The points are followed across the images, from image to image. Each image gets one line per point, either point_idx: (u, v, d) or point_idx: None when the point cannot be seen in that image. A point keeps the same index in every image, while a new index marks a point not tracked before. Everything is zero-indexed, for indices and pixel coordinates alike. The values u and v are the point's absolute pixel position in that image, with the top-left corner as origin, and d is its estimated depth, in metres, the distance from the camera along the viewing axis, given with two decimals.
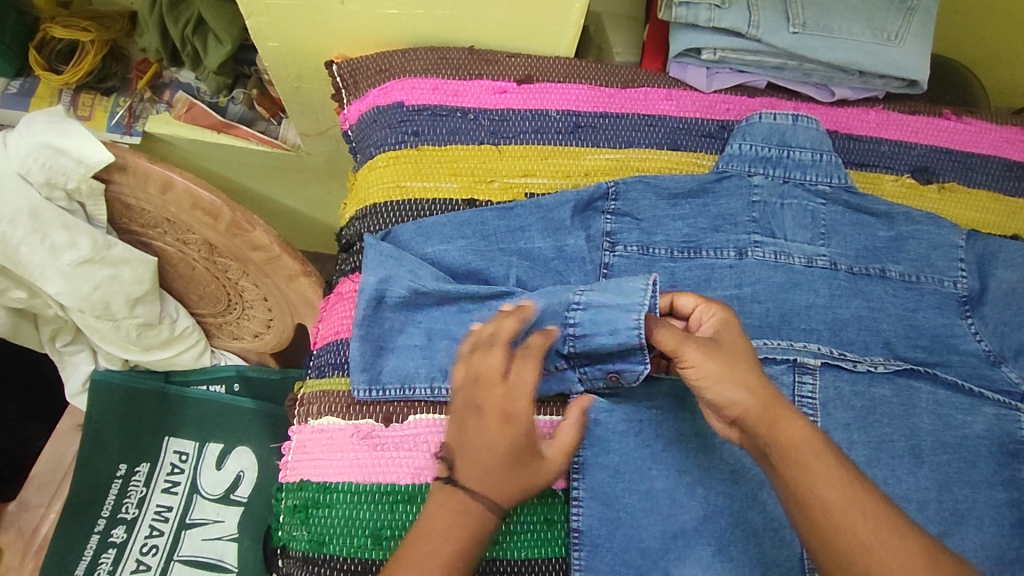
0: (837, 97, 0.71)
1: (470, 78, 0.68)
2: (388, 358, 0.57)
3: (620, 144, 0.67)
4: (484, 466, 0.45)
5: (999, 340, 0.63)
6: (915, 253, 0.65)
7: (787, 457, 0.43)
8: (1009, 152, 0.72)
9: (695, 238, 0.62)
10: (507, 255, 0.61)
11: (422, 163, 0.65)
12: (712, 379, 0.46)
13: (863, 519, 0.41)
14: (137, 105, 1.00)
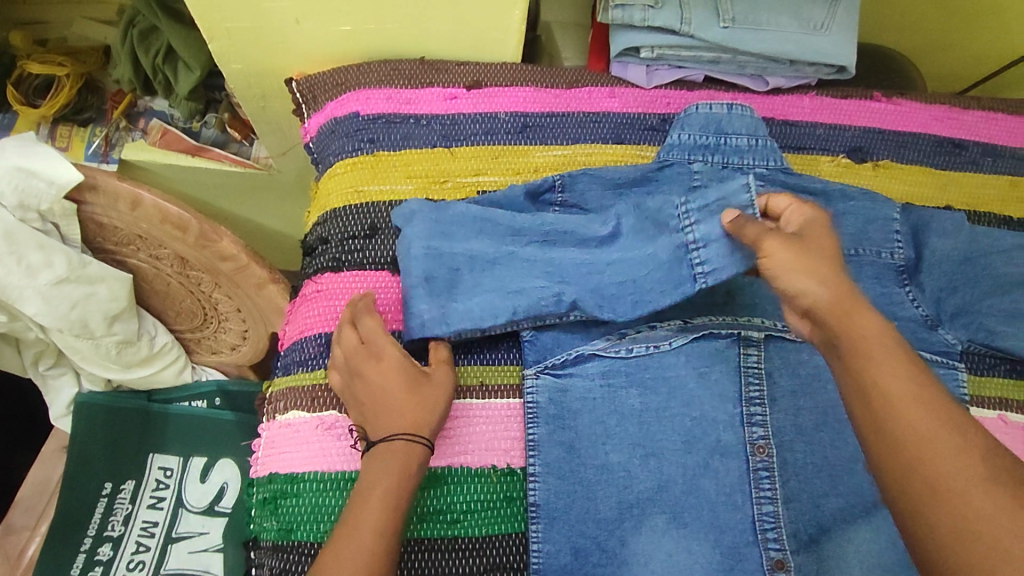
0: (771, 86, 0.74)
1: (422, 86, 0.71)
2: (418, 297, 0.60)
3: (566, 141, 0.70)
4: (381, 411, 0.53)
5: (936, 305, 0.66)
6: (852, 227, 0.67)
7: (854, 351, 0.44)
8: (939, 129, 0.75)
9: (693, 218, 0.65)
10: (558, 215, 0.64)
11: (378, 168, 0.67)
12: (784, 266, 0.48)
13: (917, 411, 0.41)
14: (113, 134, 1.03)
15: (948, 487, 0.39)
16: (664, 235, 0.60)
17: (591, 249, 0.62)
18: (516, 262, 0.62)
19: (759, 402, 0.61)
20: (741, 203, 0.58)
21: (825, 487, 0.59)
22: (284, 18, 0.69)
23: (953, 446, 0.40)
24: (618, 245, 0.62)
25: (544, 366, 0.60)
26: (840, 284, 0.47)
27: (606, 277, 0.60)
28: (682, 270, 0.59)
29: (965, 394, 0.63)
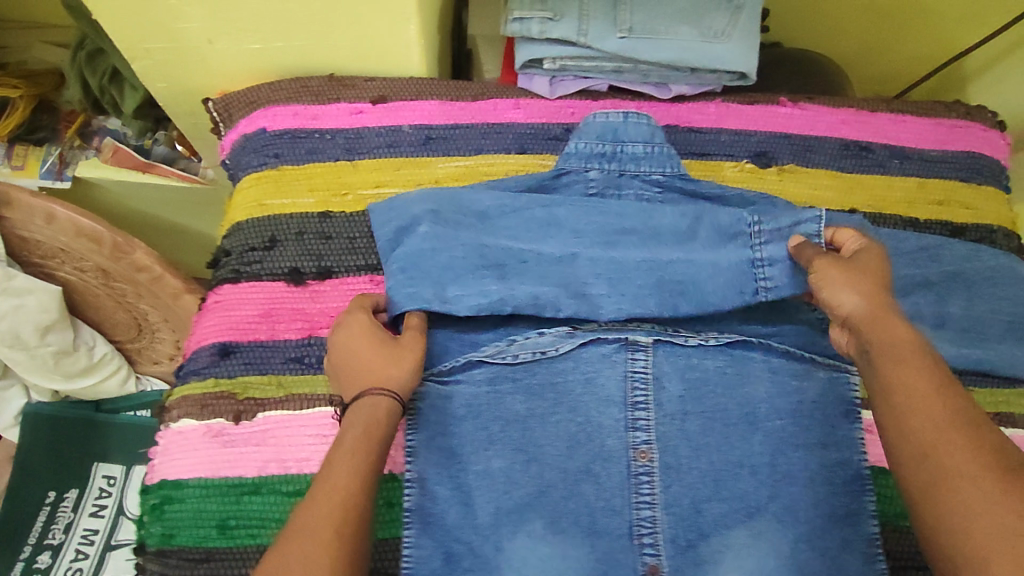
0: (675, 93, 0.75)
1: (329, 102, 0.73)
2: (462, 273, 0.63)
3: (469, 152, 0.72)
4: (356, 371, 0.56)
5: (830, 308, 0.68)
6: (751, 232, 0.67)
7: (882, 353, 0.52)
8: (845, 132, 0.76)
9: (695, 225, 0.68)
10: (627, 218, 0.68)
11: (282, 182, 0.69)
12: (835, 281, 0.57)
13: (924, 403, 0.48)
14: (68, 153, 1.07)
15: (942, 472, 0.45)
16: (732, 245, 0.67)
17: (652, 251, 0.66)
18: (581, 262, 0.66)
19: (643, 408, 0.61)
20: (808, 231, 0.66)
21: (708, 491, 0.59)
22: (195, 37, 0.71)
23: (961, 437, 0.46)
24: (681, 245, 0.67)
25: (430, 372, 0.62)
26: (878, 299, 0.55)
27: (666, 272, 0.65)
28: (747, 281, 0.65)
29: (856, 397, 0.63)
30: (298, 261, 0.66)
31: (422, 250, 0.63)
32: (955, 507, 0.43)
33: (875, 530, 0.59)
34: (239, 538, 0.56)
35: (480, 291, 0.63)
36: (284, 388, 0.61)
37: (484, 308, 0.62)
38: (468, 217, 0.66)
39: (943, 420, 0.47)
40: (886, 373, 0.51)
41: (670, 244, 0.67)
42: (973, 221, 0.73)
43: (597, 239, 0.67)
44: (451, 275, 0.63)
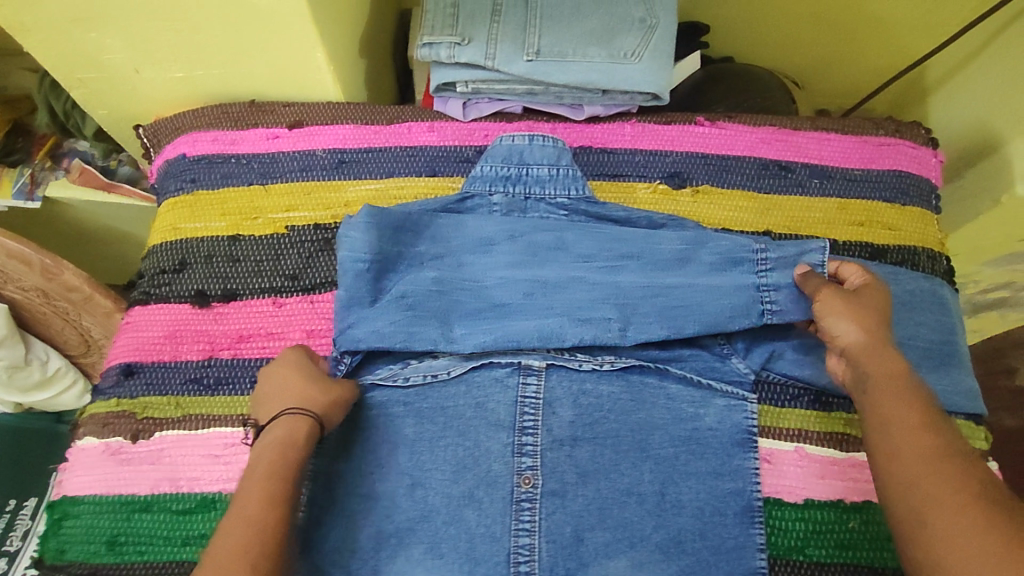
0: (588, 114, 0.75)
1: (248, 127, 0.75)
2: (455, 305, 0.65)
3: (380, 175, 0.73)
4: (283, 396, 0.58)
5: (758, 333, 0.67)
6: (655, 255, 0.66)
7: (874, 385, 0.53)
8: (766, 152, 0.74)
9: (687, 251, 0.66)
10: (631, 243, 0.67)
11: (196, 207, 0.71)
12: (833, 312, 0.57)
13: (913, 437, 0.50)
14: (39, 173, 1.08)
15: (930, 506, 0.46)
16: (737, 270, 0.65)
17: (653, 276, 0.66)
18: (584, 286, 0.65)
19: (532, 433, 0.62)
20: (812, 262, 0.64)
21: (592, 520, 0.59)
22: (123, 68, 0.74)
23: (946, 470, 0.47)
24: (683, 269, 0.66)
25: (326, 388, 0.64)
26: (875, 334, 0.56)
27: (672, 299, 0.64)
28: (753, 305, 0.63)
29: (754, 426, 0.62)
30: (205, 284, 0.68)
31: (427, 293, 0.65)
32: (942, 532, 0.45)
33: (761, 563, 0.58)
34: (127, 554, 0.58)
35: (485, 329, 0.64)
36: (182, 408, 0.63)
37: (493, 343, 0.63)
38: (474, 249, 0.67)
39: (929, 454, 0.48)
40: (880, 406, 0.52)
41: (672, 268, 0.66)
42: (895, 243, 0.71)
43: (597, 264, 0.66)
44: (455, 313, 0.65)
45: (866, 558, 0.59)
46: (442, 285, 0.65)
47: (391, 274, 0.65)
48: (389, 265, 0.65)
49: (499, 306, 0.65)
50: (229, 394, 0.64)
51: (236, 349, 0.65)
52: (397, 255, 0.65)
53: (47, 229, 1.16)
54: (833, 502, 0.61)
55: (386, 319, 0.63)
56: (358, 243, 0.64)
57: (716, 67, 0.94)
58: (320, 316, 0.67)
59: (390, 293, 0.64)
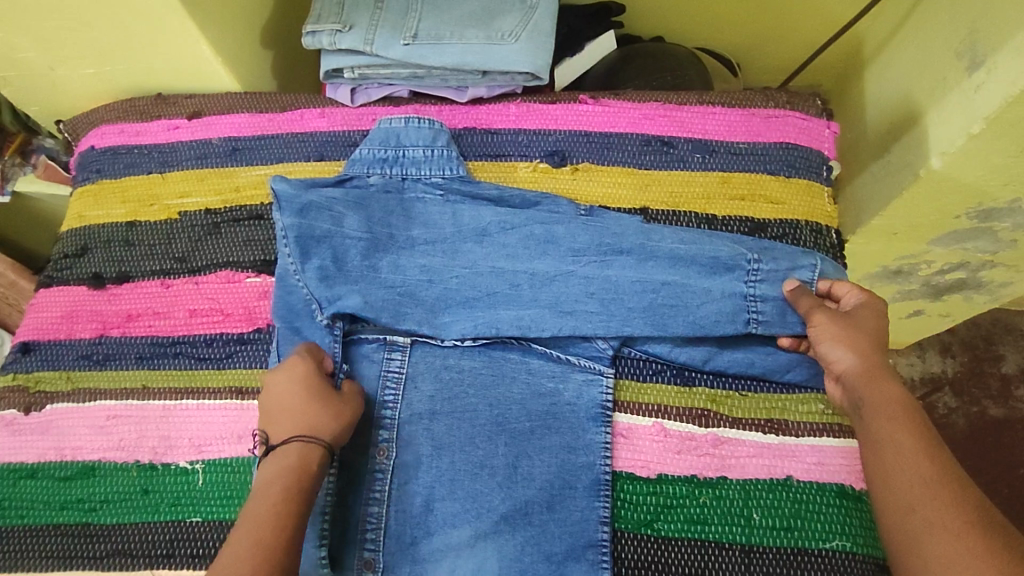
0: (469, 96, 0.76)
1: (151, 119, 0.79)
2: (442, 300, 0.64)
3: (270, 161, 0.75)
4: (295, 418, 0.56)
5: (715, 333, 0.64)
6: (526, 232, 0.66)
7: (871, 412, 0.53)
8: (648, 128, 0.74)
9: (684, 255, 0.63)
10: (625, 238, 0.64)
11: (100, 195, 0.76)
12: (828, 335, 0.57)
13: (912, 462, 0.50)
14: (9, 169, 1.12)
15: (926, 532, 0.47)
16: (730, 276, 0.62)
17: (643, 269, 0.63)
18: (574, 281, 0.63)
19: (391, 407, 0.62)
20: (802, 278, 0.63)
21: (442, 490, 0.59)
22: (38, 65, 0.78)
23: (946, 494, 0.48)
24: (679, 269, 0.63)
25: (218, 361, 0.66)
26: (870, 355, 0.56)
27: (661, 295, 0.62)
28: (739, 314, 0.61)
29: (609, 400, 0.62)
30: (102, 267, 0.72)
31: (416, 281, 0.65)
32: (939, 559, 0.45)
33: (603, 536, 0.58)
34: (10, 517, 0.61)
35: (470, 316, 0.64)
36: (72, 382, 0.66)
37: (474, 331, 0.63)
38: (468, 237, 0.66)
39: (927, 479, 0.49)
40: (875, 430, 0.53)
41: (666, 264, 0.63)
42: (776, 216, 0.69)
43: (591, 258, 0.64)
44: (452, 304, 0.64)
45: (714, 534, 0.58)
46: (431, 273, 0.65)
47: (384, 255, 0.65)
48: (380, 245, 0.66)
49: (493, 299, 0.64)
50: (116, 368, 0.67)
51: (125, 328, 0.68)
52: (387, 236, 0.66)
53: (19, 221, 1.23)
54: (687, 477, 0.60)
55: (366, 304, 0.63)
56: (346, 220, 0.65)
57: (628, 48, 0.92)
58: (237, 301, 0.68)
59: (381, 273, 0.65)
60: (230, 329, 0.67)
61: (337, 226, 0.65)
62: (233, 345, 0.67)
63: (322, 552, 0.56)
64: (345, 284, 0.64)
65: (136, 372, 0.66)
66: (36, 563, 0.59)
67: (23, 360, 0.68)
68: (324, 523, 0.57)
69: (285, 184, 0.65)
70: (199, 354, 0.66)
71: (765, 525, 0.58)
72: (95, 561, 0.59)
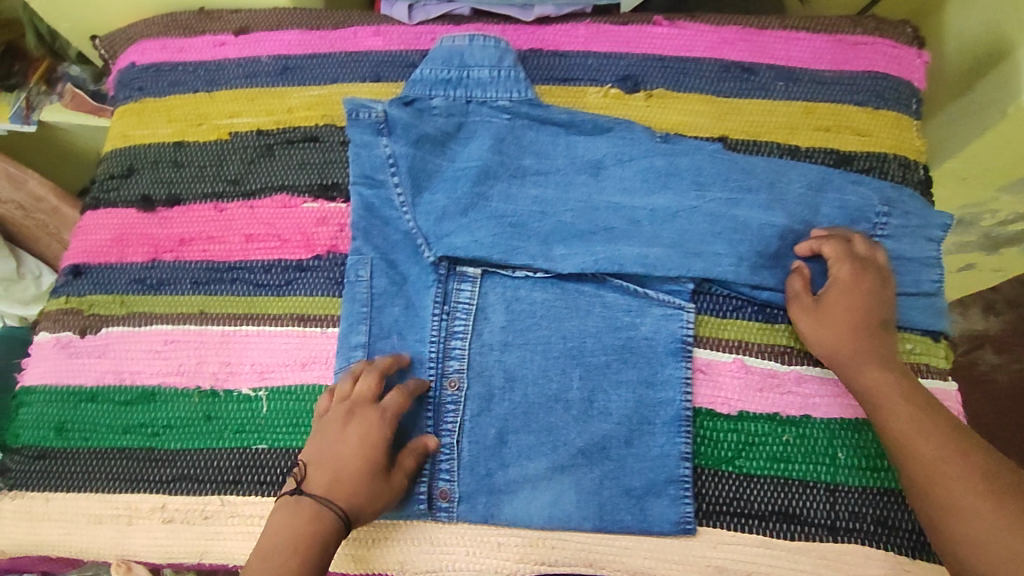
0: (536, 15, 0.71)
1: (196, 35, 0.74)
2: (542, 234, 0.62)
3: (324, 82, 0.71)
4: (338, 476, 0.53)
5: None
6: (616, 175, 0.64)
7: (872, 398, 0.54)
8: (728, 53, 0.69)
9: (814, 197, 0.61)
10: (754, 175, 0.62)
11: (144, 114, 0.71)
12: (819, 313, 0.57)
13: (918, 445, 0.51)
14: (35, 98, 1.08)
15: (949, 511, 0.49)
16: (858, 227, 0.61)
17: (773, 212, 0.61)
18: (697, 217, 0.61)
19: (460, 337, 0.60)
20: (932, 237, 0.61)
21: (516, 424, 0.57)
22: None
23: (956, 473, 0.50)
24: (808, 215, 0.61)
25: (279, 288, 0.64)
26: (858, 335, 0.56)
27: (788, 242, 0.61)
28: None
29: (689, 335, 0.59)
30: (151, 190, 0.68)
31: (528, 211, 0.63)
32: (971, 534, 0.48)
33: (685, 471, 0.56)
34: (72, 440, 0.60)
35: (588, 251, 0.61)
36: (127, 306, 0.64)
37: (595, 266, 0.60)
38: (581, 171, 0.64)
39: (935, 459, 0.51)
40: (880, 417, 0.54)
41: (759, 206, 0.61)
42: (863, 149, 0.65)
43: (717, 194, 0.62)
44: (556, 235, 0.62)
45: (798, 472, 0.56)
46: (544, 205, 0.63)
47: (493, 184, 0.64)
48: (491, 175, 0.64)
49: (603, 230, 0.62)
50: (170, 293, 0.64)
51: (178, 252, 0.65)
52: (499, 166, 0.64)
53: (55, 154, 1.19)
54: (768, 415, 0.58)
55: (486, 238, 0.61)
56: (464, 153, 0.65)
57: None
58: (293, 226, 0.65)
59: (491, 203, 0.63)
60: (288, 255, 0.65)
61: (451, 160, 0.64)
62: (294, 273, 0.64)
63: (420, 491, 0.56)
64: (454, 219, 0.62)
65: (193, 296, 0.64)
66: (103, 486, 0.58)
67: (72, 282, 0.65)
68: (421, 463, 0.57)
69: (401, 111, 0.63)
70: (257, 282, 0.64)
71: (850, 465, 0.56)
72: (162, 485, 0.58)
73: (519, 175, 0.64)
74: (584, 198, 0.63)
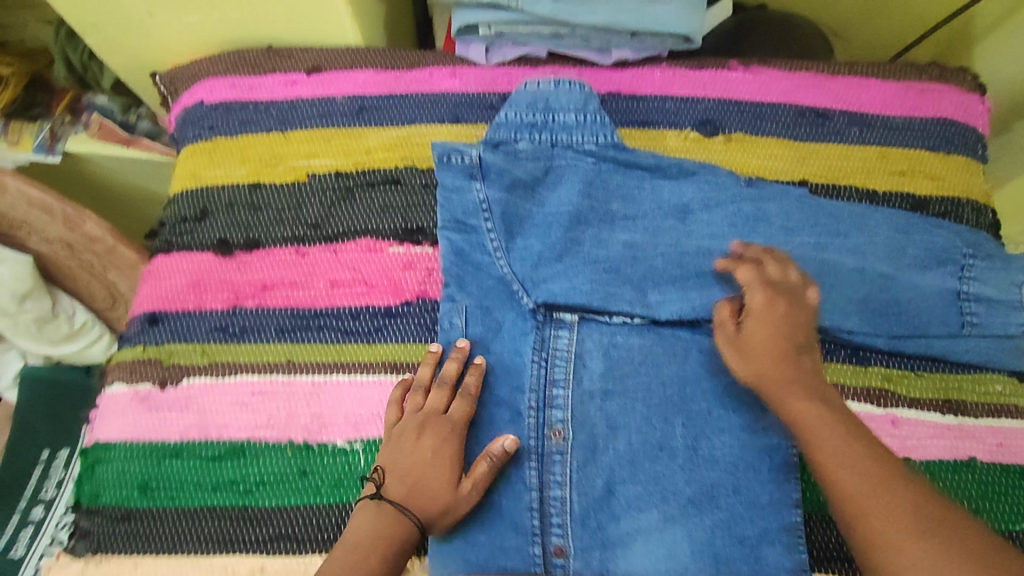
0: (615, 59, 0.72)
1: (266, 73, 0.72)
2: (636, 280, 0.62)
3: (402, 123, 0.70)
4: (415, 485, 0.54)
5: (929, 319, 0.61)
6: (705, 220, 0.64)
7: (804, 431, 0.52)
8: (802, 98, 0.71)
9: (898, 244, 0.63)
10: (840, 220, 0.64)
11: (216, 154, 0.70)
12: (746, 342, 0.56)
13: (852, 479, 0.50)
14: (58, 128, 1.04)
15: (889, 548, 0.47)
16: (942, 270, 0.63)
17: (862, 257, 0.62)
18: (789, 262, 0.62)
19: (562, 386, 0.59)
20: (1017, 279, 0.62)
21: (623, 473, 0.57)
22: (135, 10, 0.71)
23: (887, 509, 0.48)
24: (894, 260, 0.63)
25: (370, 335, 0.62)
26: (784, 363, 0.55)
27: (877, 287, 0.62)
28: (953, 313, 0.62)
29: None
30: (227, 232, 0.66)
31: (620, 256, 0.63)
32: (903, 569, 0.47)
33: (796, 519, 0.56)
34: (158, 499, 0.57)
35: (684, 297, 0.61)
36: (208, 356, 0.62)
37: (693, 313, 0.61)
38: (669, 215, 0.65)
39: (863, 497, 0.49)
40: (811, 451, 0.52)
41: (848, 253, 0.63)
42: (938, 193, 0.68)
43: (807, 239, 0.63)
44: (650, 279, 0.62)
45: None
46: (636, 250, 0.63)
47: (586, 228, 0.64)
48: (582, 219, 0.64)
49: (696, 275, 0.62)
50: (254, 342, 0.62)
51: (261, 299, 0.64)
52: (589, 210, 0.64)
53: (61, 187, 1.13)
54: None
55: (583, 284, 0.61)
56: (554, 198, 0.65)
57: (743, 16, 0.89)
58: (380, 271, 0.64)
59: (584, 248, 0.63)
60: (376, 301, 0.63)
61: (541, 204, 0.64)
62: (386, 320, 0.63)
63: (535, 549, 0.56)
64: (551, 265, 0.62)
65: (278, 346, 0.62)
66: (195, 548, 0.56)
67: (149, 332, 0.63)
68: (532, 517, 0.56)
69: (494, 155, 0.64)
70: (345, 329, 0.62)
71: None
72: (257, 545, 0.56)
73: (609, 221, 0.64)
74: (675, 242, 0.64)
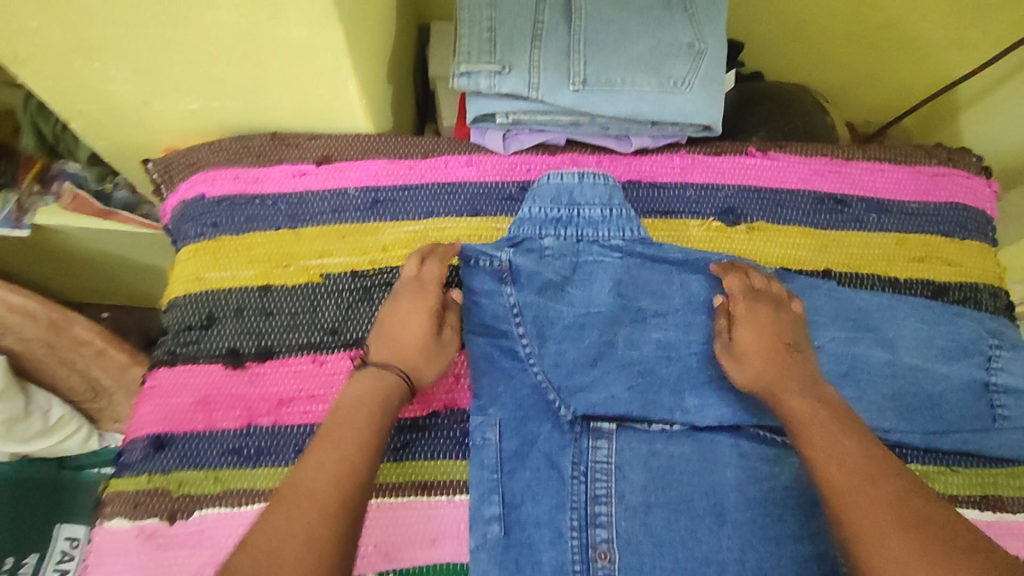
0: (636, 147, 0.71)
1: (272, 164, 0.69)
2: (672, 382, 0.61)
3: (419, 216, 0.67)
4: (393, 345, 0.56)
5: (962, 413, 0.62)
6: None
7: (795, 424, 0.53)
8: (820, 184, 0.71)
9: (927, 336, 0.64)
10: (869, 314, 0.64)
11: (220, 254, 0.65)
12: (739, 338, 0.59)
13: (837, 466, 0.48)
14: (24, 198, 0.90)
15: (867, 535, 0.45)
16: (969, 361, 0.63)
17: (893, 352, 0.63)
18: (824, 358, 0.62)
19: (605, 501, 0.57)
20: None
21: None
22: (129, 98, 0.66)
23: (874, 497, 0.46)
24: (922, 352, 0.63)
25: (397, 453, 0.59)
26: (774, 364, 0.56)
27: (910, 382, 0.62)
28: (983, 405, 0.62)
29: None
30: (237, 341, 0.62)
31: (655, 357, 0.61)
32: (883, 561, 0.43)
33: None
34: None
35: (722, 401, 0.60)
36: (222, 483, 0.57)
37: (734, 419, 0.60)
38: (701, 312, 0.63)
39: (846, 485, 0.47)
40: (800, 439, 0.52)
41: (880, 346, 0.63)
42: (957, 280, 0.69)
43: (839, 334, 0.63)
44: (686, 381, 0.61)
45: None
46: (669, 349, 0.62)
47: (619, 329, 0.62)
48: (615, 320, 0.62)
49: None
50: (271, 465, 0.58)
51: (277, 416, 0.59)
52: (621, 309, 0.63)
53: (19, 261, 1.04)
54: None
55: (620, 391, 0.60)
56: (584, 297, 0.62)
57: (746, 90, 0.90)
58: None
59: (617, 351, 0.61)
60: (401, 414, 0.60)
61: (571, 304, 0.62)
62: (413, 436, 0.59)
63: None
64: (586, 371, 0.60)
65: None
66: None
67: (155, 457, 0.58)
68: None
69: (525, 259, 0.62)
70: None
71: None
72: None
73: (642, 319, 0.63)
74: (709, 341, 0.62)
